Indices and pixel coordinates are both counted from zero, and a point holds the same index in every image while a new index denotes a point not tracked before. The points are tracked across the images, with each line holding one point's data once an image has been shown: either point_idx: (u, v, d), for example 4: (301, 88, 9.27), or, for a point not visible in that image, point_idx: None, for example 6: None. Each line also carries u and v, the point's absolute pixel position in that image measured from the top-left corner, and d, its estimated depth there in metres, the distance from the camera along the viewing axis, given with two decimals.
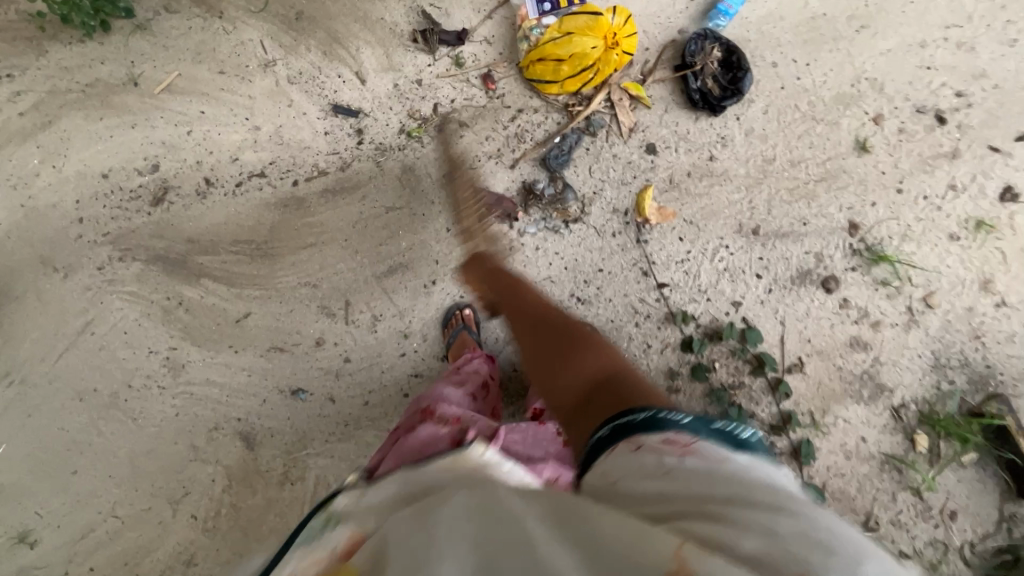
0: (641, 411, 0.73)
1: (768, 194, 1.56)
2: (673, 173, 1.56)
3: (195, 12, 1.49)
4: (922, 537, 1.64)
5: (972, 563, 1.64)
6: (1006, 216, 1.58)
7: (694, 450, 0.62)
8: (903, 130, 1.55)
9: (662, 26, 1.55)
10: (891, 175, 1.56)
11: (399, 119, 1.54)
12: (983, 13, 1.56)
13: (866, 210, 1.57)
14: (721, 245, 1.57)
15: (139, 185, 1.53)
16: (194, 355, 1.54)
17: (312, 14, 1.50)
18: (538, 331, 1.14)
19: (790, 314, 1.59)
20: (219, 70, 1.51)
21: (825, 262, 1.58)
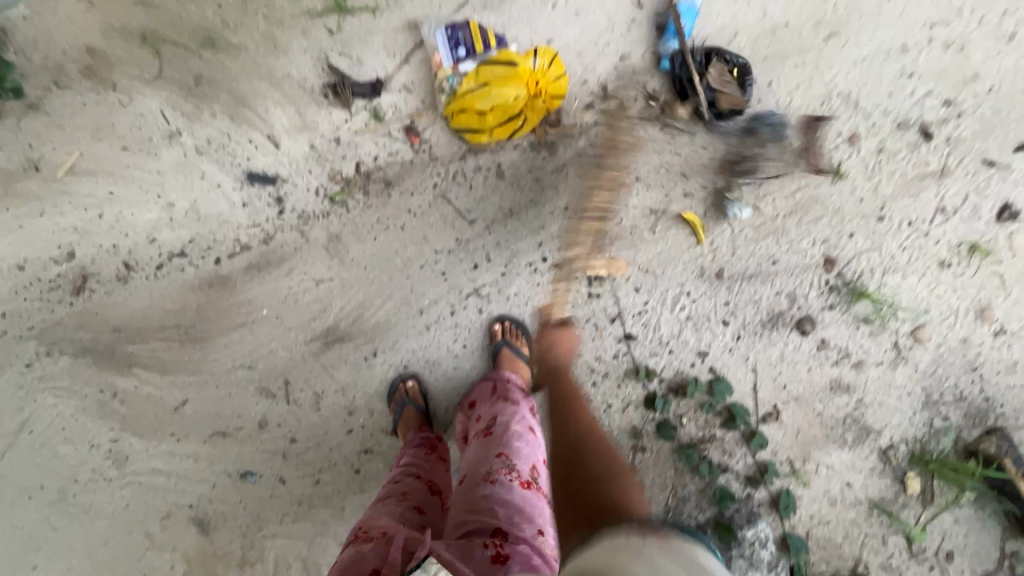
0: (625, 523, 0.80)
1: (731, 234, 1.41)
2: (625, 217, 1.41)
3: (86, 85, 1.37)
4: None
5: None
6: (1004, 237, 1.41)
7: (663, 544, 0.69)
8: (883, 150, 1.38)
9: (599, 54, 1.36)
10: (870, 201, 1.40)
11: (320, 182, 1.41)
12: (974, 5, 1.35)
13: (843, 242, 1.41)
14: (682, 292, 1.43)
15: (58, 275, 1.45)
16: (137, 446, 1.49)
17: (212, 77, 1.36)
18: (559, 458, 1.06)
19: (762, 361, 1.46)
20: (122, 146, 1.40)
21: (799, 302, 1.44)
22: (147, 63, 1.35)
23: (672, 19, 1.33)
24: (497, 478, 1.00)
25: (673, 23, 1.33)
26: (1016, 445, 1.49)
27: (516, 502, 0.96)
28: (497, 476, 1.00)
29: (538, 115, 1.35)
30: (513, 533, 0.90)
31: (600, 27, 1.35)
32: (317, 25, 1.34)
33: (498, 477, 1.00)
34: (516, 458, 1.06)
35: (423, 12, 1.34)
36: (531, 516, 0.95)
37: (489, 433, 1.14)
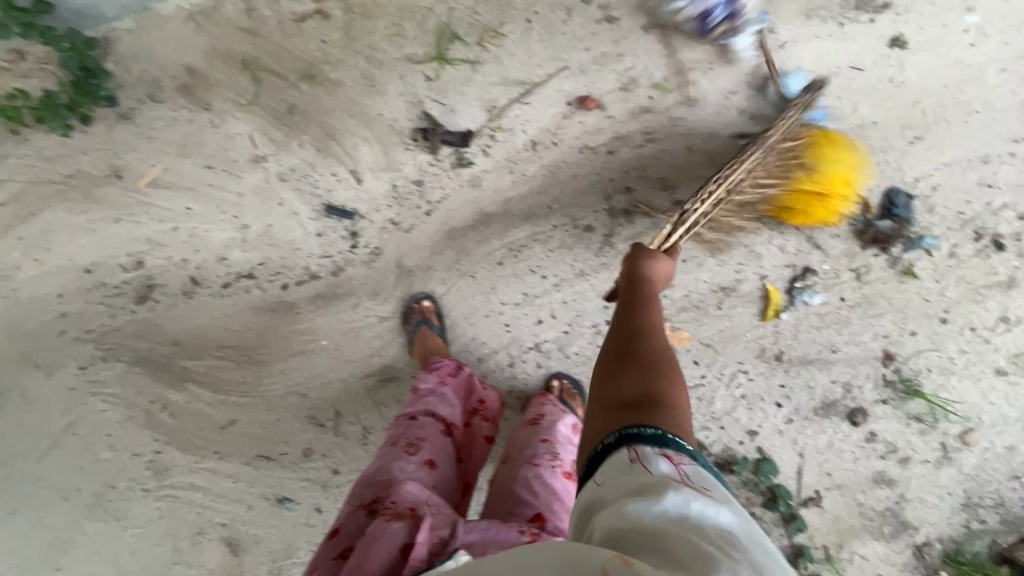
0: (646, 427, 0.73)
1: (795, 319, 1.43)
2: (693, 291, 1.42)
3: (180, 102, 1.38)
4: None
5: None
6: None
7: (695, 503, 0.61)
8: (953, 255, 1.40)
9: (687, 129, 1.38)
10: (935, 303, 1.41)
11: (396, 222, 1.43)
12: None
13: (904, 340, 1.43)
14: (739, 370, 1.45)
15: (124, 282, 1.46)
16: (179, 460, 1.49)
17: (305, 108, 1.38)
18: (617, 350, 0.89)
19: (810, 446, 1.48)
20: (206, 165, 1.41)
21: (853, 393, 1.45)
22: (245, 88, 1.37)
23: (818, 110, 1.37)
24: (542, 462, 1.13)
25: (819, 107, 1.36)
26: None
27: (554, 492, 1.07)
28: (540, 464, 1.13)
29: (797, 216, 1.39)
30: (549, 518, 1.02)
31: (692, 103, 1.38)
32: (416, 70, 1.36)
33: (541, 462, 1.13)
34: (559, 448, 1.20)
35: (520, 70, 1.36)
36: (566, 506, 1.08)
37: (534, 431, 1.24)
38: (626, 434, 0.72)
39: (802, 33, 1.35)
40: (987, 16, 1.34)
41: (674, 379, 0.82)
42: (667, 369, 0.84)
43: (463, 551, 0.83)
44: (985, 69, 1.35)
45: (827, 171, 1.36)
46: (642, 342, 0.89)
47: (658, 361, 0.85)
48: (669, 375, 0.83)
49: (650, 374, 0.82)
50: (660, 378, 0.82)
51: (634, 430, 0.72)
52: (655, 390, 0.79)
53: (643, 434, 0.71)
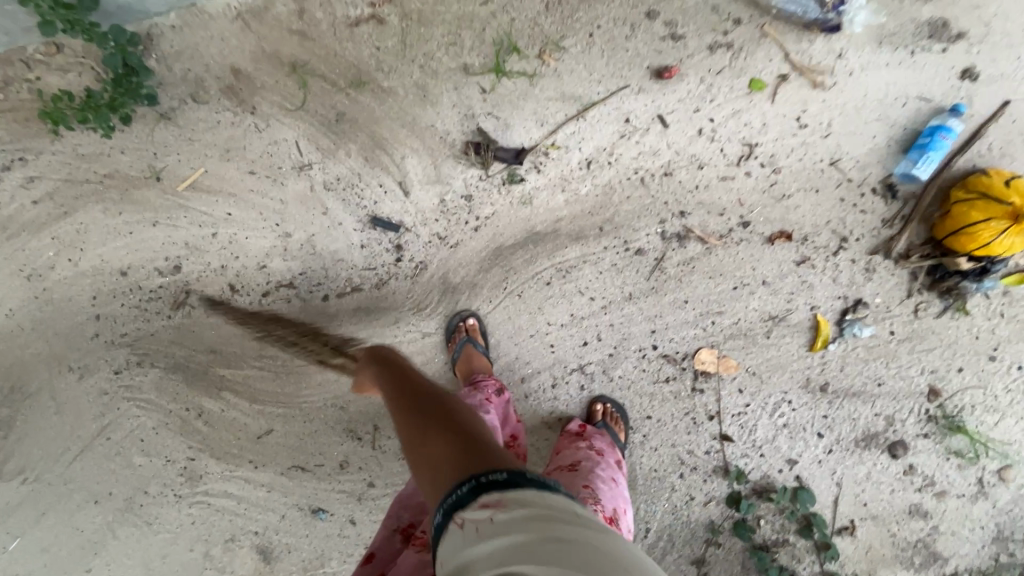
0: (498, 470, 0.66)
1: (843, 351, 1.41)
2: (742, 319, 1.40)
3: (225, 104, 1.33)
4: None
5: None
6: None
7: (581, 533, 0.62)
8: (1008, 293, 1.38)
9: (747, 155, 1.35)
10: (985, 341, 1.40)
11: (443, 236, 1.39)
12: None
13: (950, 375, 1.42)
14: (783, 399, 1.44)
15: (160, 286, 1.42)
16: (213, 468, 1.47)
17: (354, 116, 1.33)
18: (416, 393, 0.85)
19: (848, 476, 1.48)
20: (249, 170, 1.37)
21: (895, 426, 1.45)
22: (293, 93, 1.32)
23: (940, 125, 1.29)
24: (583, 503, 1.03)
25: (939, 136, 1.28)
26: None
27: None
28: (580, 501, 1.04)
29: (963, 234, 1.26)
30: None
31: (754, 128, 1.34)
32: (472, 82, 1.31)
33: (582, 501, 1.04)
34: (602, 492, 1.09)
35: (580, 86, 1.32)
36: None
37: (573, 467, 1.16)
38: (447, 507, 0.65)
39: (872, 60, 1.30)
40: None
41: (441, 408, 0.79)
42: (452, 406, 0.80)
43: None
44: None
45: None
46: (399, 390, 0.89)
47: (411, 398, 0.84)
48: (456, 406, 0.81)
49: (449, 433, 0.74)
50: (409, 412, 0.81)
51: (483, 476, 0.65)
52: (437, 405, 0.81)
53: (466, 491, 0.65)
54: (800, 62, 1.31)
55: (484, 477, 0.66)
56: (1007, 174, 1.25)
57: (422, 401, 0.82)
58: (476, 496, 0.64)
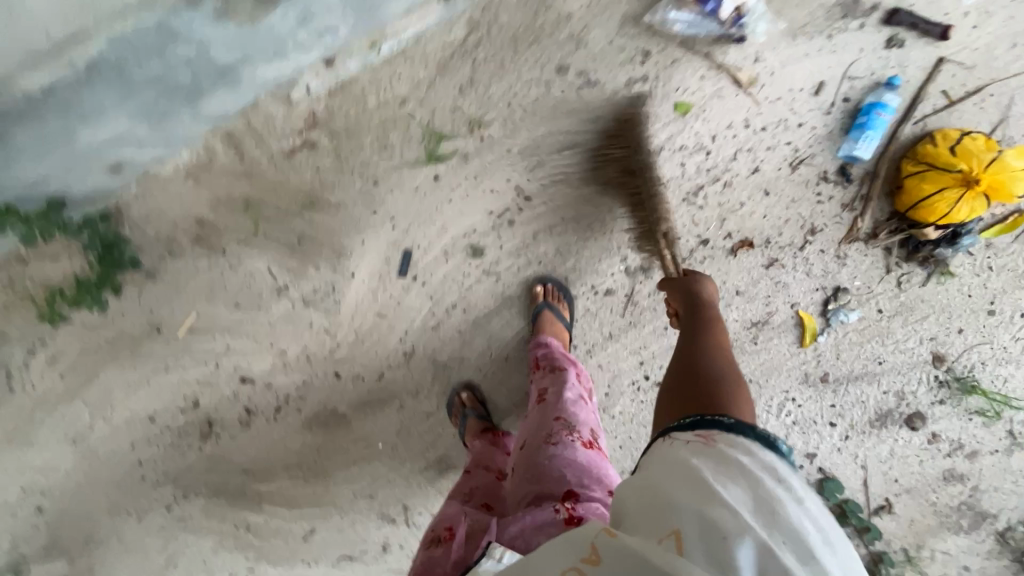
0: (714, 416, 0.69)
1: (835, 339, 1.41)
2: (726, 332, 1.42)
3: (198, 252, 1.44)
4: None
5: None
6: None
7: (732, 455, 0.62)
8: (991, 246, 1.34)
9: (690, 175, 1.36)
10: (979, 296, 1.37)
11: (423, 320, 1.46)
12: None
13: (951, 338, 1.39)
14: (786, 398, 1.44)
15: (185, 423, 1.54)
16: (272, 574, 1.59)
17: (314, 235, 1.42)
18: (682, 378, 0.83)
19: (872, 457, 1.47)
20: (235, 304, 1.47)
21: (907, 399, 1.43)
22: (254, 229, 1.41)
23: (875, 103, 1.28)
24: (559, 440, 1.00)
25: (877, 112, 1.28)
26: None
27: (581, 464, 0.95)
28: (557, 441, 1.00)
29: (924, 206, 1.23)
30: (582, 495, 0.89)
31: (687, 148, 1.35)
32: (412, 177, 1.37)
33: (559, 442, 0.99)
34: (575, 421, 1.06)
35: (513, 155, 1.36)
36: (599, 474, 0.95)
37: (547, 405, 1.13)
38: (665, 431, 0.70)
39: (791, 56, 1.29)
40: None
41: (695, 359, 0.88)
42: (702, 351, 0.90)
43: (492, 549, 0.77)
44: (993, 51, 1.28)
45: (1014, 176, 1.18)
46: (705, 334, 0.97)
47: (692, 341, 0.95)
48: (714, 356, 0.88)
49: (702, 379, 0.81)
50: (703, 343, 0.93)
51: (710, 416, 0.68)
52: (699, 354, 0.90)
53: (690, 423, 0.69)
54: (719, 76, 1.31)
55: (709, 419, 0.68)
56: (952, 138, 1.23)
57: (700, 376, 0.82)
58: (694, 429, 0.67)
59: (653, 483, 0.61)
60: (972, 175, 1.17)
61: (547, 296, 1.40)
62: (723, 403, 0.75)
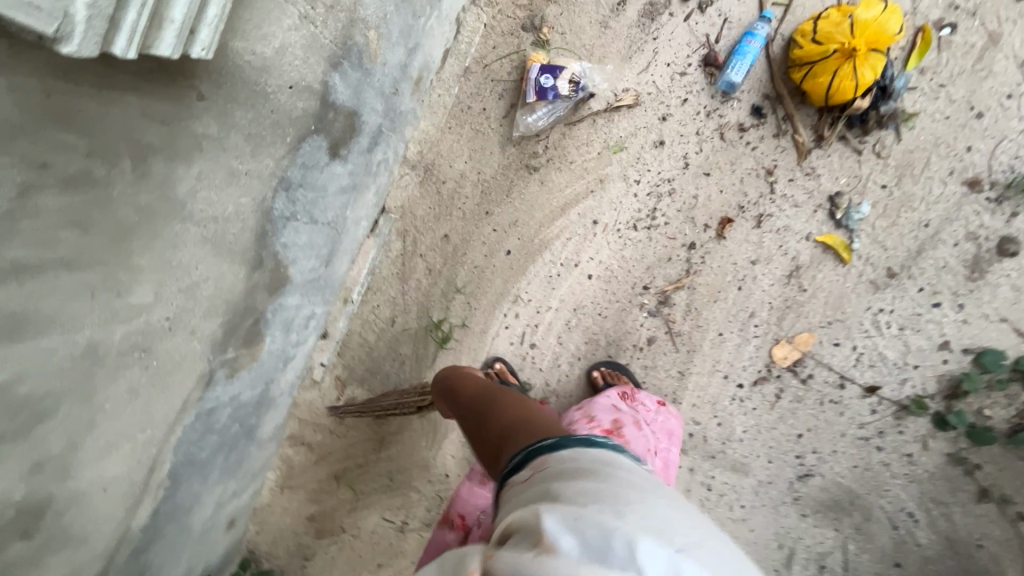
0: (550, 437, 0.72)
1: (870, 236, 1.37)
2: (773, 299, 1.40)
3: (325, 543, 1.54)
4: None
5: None
6: None
7: (557, 466, 0.62)
8: (926, 68, 1.33)
9: (639, 207, 1.44)
10: (957, 111, 1.33)
11: None
12: None
13: (969, 159, 1.33)
14: (875, 314, 1.37)
15: None
16: None
17: (400, 464, 1.54)
18: (486, 445, 0.88)
19: (1004, 305, 1.33)
20: (376, 565, 1.54)
21: (983, 234, 1.33)
22: (354, 493, 1.54)
23: (745, 31, 1.38)
24: None
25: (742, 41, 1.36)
26: None
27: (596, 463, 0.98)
28: None
29: (834, 90, 1.28)
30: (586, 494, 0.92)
31: (618, 191, 1.44)
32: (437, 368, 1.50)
33: None
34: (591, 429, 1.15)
35: (497, 296, 1.49)
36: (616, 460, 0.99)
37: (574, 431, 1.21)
38: (514, 463, 0.72)
39: (640, 70, 1.42)
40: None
41: (491, 411, 0.95)
42: (494, 406, 0.96)
43: None
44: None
45: (881, 19, 1.22)
46: (473, 404, 1.04)
47: (479, 401, 1.03)
48: (498, 403, 0.97)
49: (501, 432, 0.86)
50: (489, 408, 0.97)
51: (536, 445, 0.71)
52: (508, 402, 0.98)
53: (523, 454, 0.72)
54: (600, 126, 1.44)
55: (535, 447, 0.71)
56: (808, 31, 1.30)
57: (491, 436, 0.88)
58: (529, 460, 0.69)
59: (528, 487, 0.62)
60: (847, 46, 1.22)
61: (609, 377, 1.43)
62: (516, 428, 0.83)
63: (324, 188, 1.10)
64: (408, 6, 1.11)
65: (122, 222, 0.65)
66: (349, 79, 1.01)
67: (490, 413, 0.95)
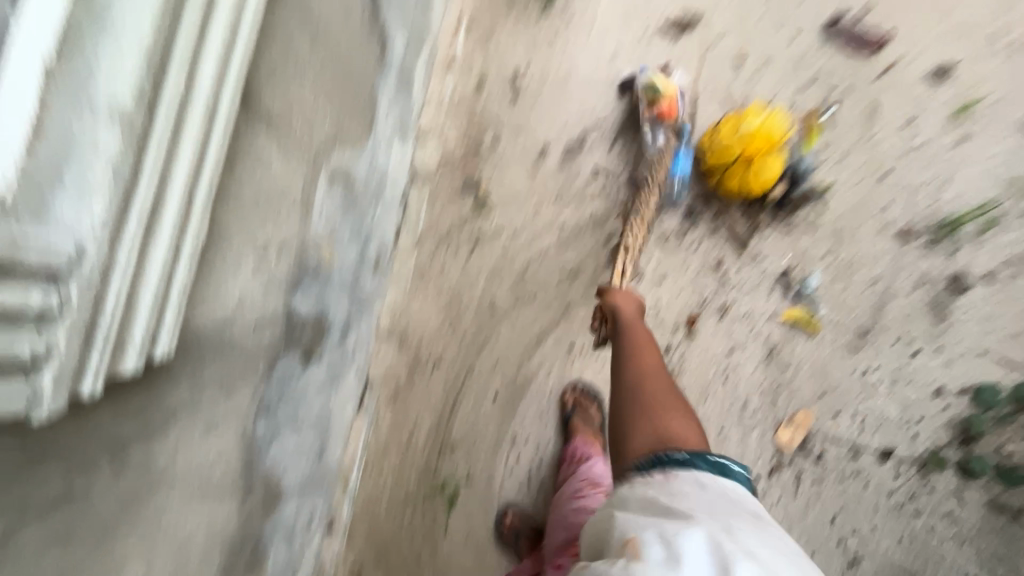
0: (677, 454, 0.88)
1: (829, 303, 1.42)
2: (761, 384, 1.41)
3: None
4: None
5: None
6: (960, 86, 1.46)
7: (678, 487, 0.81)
8: (824, 147, 1.47)
9: None
10: (864, 176, 1.46)
11: None
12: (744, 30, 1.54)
13: (891, 215, 1.43)
14: (862, 375, 1.38)
15: None
16: None
17: None
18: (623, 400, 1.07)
19: (976, 339, 1.37)
20: None
21: (930, 278, 1.40)
22: None
23: (676, 151, 1.51)
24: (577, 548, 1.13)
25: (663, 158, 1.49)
26: None
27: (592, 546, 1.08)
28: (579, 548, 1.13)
29: (750, 187, 1.39)
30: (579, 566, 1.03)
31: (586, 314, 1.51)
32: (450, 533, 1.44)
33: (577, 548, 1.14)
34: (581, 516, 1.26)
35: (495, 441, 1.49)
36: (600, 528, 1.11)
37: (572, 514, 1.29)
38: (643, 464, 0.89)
39: (575, 203, 1.56)
40: (632, 60, 1.57)
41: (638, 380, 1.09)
42: (653, 378, 1.08)
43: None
44: (670, 70, 1.55)
45: (767, 123, 1.36)
46: (623, 364, 1.16)
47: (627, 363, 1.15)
48: (658, 377, 1.09)
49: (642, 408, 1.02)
50: (640, 383, 1.08)
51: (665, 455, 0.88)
52: (655, 378, 1.09)
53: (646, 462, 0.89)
54: (552, 259, 1.55)
55: (661, 457, 0.88)
56: (708, 143, 1.43)
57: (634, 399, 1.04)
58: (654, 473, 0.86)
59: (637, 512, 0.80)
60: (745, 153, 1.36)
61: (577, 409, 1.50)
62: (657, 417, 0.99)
63: (304, 392, 1.14)
64: (355, 210, 1.23)
65: (104, 518, 0.66)
66: (311, 292, 1.10)
67: (641, 389, 1.07)
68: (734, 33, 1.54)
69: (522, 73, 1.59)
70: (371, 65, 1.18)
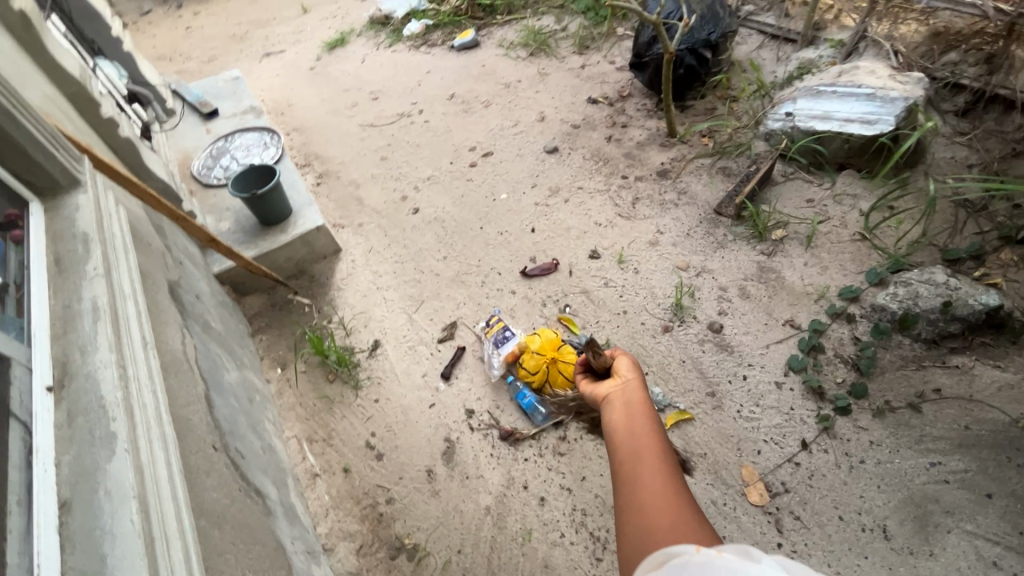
0: None
1: (678, 395, 1.83)
2: (706, 479, 1.65)
3: None
4: (840, 204, 2.19)
5: (834, 174, 2.29)
6: (606, 247, 2.29)
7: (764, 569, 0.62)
8: (583, 325, 2.07)
9: (583, 544, 1.59)
10: (616, 321, 2.06)
11: None
12: (483, 310, 2.20)
13: (649, 325, 2.02)
14: (740, 415, 1.75)
15: None
16: None
17: None
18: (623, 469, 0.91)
19: (757, 341, 1.90)
20: None
21: (702, 335, 1.96)
22: None
23: (516, 394, 1.90)
24: None
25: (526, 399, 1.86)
26: (720, 195, 2.36)
27: None
28: None
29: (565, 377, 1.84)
30: None
31: (562, 553, 1.58)
32: None
33: None
34: None
35: None
36: None
37: None
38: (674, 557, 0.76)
39: (480, 484, 1.74)
40: (437, 372, 2.03)
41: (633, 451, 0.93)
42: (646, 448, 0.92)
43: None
44: (464, 359, 2.05)
45: (542, 337, 1.91)
46: (627, 422, 1.01)
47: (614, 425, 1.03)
48: (650, 443, 0.94)
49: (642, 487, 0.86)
50: (635, 452, 0.93)
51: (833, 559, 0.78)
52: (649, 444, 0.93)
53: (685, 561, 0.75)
54: (503, 538, 1.63)
55: None
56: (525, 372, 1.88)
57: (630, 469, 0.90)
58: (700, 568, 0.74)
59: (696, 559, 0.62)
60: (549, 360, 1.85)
61: None
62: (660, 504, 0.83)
63: None
64: None
65: None
66: None
67: (634, 463, 0.90)
68: (481, 314, 2.18)
69: (374, 438, 1.89)
70: (262, 518, 1.31)
